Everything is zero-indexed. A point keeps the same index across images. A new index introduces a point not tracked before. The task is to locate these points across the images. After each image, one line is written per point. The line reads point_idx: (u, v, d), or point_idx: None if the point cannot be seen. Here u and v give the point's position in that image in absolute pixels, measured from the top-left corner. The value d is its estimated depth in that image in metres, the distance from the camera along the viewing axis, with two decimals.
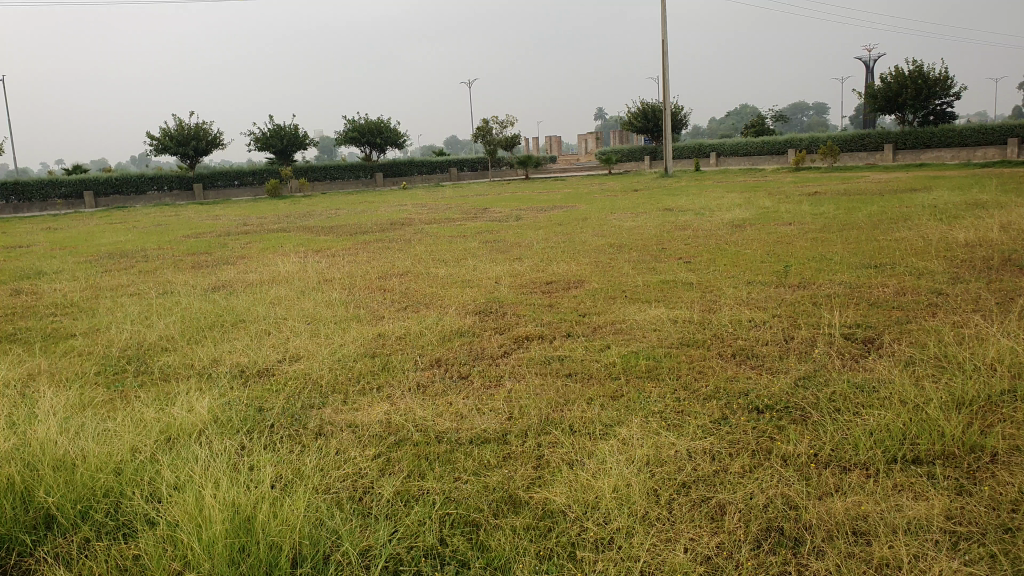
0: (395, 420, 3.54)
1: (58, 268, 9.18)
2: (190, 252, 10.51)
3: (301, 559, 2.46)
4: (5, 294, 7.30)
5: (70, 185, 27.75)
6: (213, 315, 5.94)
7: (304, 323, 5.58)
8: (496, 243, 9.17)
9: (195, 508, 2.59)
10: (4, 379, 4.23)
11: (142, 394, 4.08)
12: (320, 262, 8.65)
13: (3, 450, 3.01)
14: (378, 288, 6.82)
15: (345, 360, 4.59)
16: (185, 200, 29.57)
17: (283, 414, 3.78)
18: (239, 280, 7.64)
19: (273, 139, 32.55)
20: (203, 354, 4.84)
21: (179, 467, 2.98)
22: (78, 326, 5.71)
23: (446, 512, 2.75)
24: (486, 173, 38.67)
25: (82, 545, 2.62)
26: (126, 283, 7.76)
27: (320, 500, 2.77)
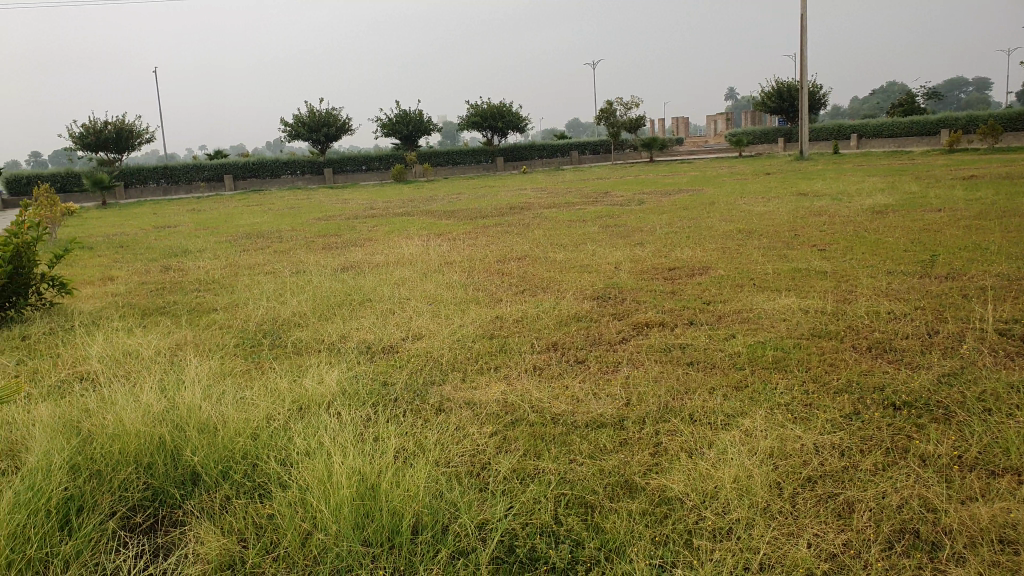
0: (513, 400, 3.58)
1: (202, 246, 9.88)
2: (321, 234, 11.02)
3: (420, 528, 2.54)
4: (157, 270, 7.92)
5: (213, 170, 29.79)
6: (341, 294, 6.21)
7: (426, 304, 5.73)
8: (617, 228, 9.05)
9: (322, 474, 2.71)
10: (156, 348, 4.60)
11: (277, 366, 4.33)
12: (441, 245, 8.86)
13: (155, 411, 3.26)
14: (497, 271, 6.89)
15: (465, 341, 4.68)
16: (316, 184, 31.03)
17: (405, 389, 3.90)
18: (365, 261, 7.95)
19: (398, 126, 33.54)
20: (332, 330, 5.07)
21: (309, 436, 3.13)
22: (220, 302, 6.12)
23: (562, 492, 2.75)
24: (609, 156, 38.10)
25: (222, 501, 2.80)
26: (262, 262, 8.24)
27: (438, 472, 2.84)
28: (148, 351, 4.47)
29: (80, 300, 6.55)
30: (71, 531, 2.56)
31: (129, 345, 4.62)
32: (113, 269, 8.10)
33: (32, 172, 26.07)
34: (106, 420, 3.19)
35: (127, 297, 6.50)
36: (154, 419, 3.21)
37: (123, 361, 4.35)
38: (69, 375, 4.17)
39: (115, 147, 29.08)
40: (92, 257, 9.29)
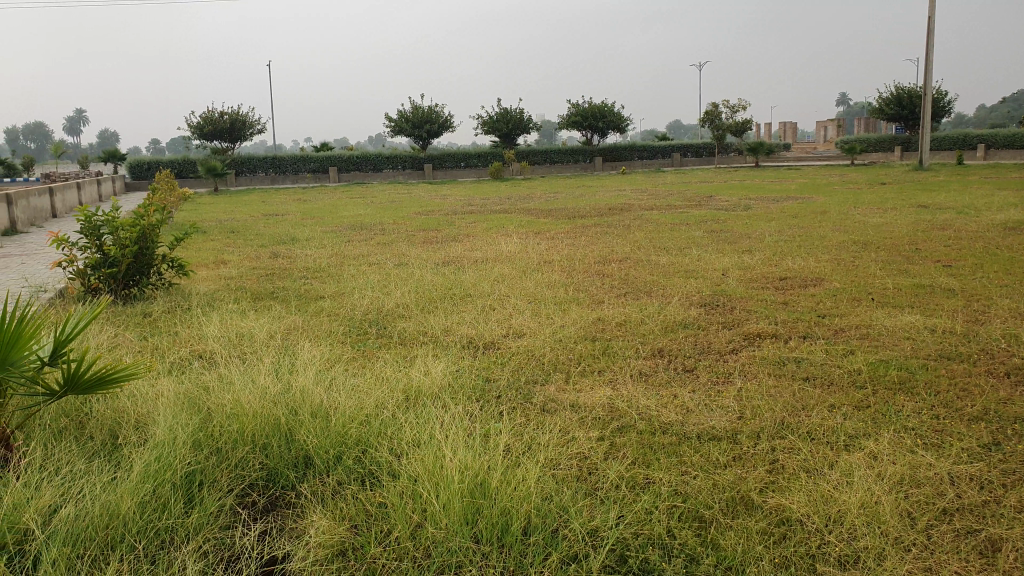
0: (619, 405, 3.51)
1: (308, 235, 10.21)
2: (421, 228, 11.23)
3: (530, 529, 2.51)
4: (266, 256, 8.22)
5: (317, 161, 30.85)
6: (443, 288, 6.27)
7: (526, 302, 5.72)
8: (723, 234, 8.80)
9: (434, 466, 2.72)
10: (269, 332, 4.75)
11: (383, 355, 4.41)
12: (540, 243, 8.87)
13: (271, 393, 3.36)
14: (598, 272, 6.82)
15: (567, 341, 4.64)
16: (414, 178, 31.64)
17: (509, 386, 3.90)
18: (466, 256, 8.04)
19: (497, 124, 33.85)
20: (435, 323, 5.13)
21: (418, 427, 3.16)
22: (327, 290, 6.28)
23: (674, 504, 2.67)
24: (711, 159, 37.14)
25: (334, 486, 2.85)
26: (366, 253, 8.45)
27: (547, 474, 2.81)
28: (261, 334, 4.63)
29: (196, 282, 6.87)
30: (194, 503, 2.64)
31: (243, 328, 4.79)
32: (226, 254, 8.46)
33: (152, 158, 27.63)
34: (226, 399, 3.30)
35: (240, 281, 6.77)
36: (270, 402, 3.30)
37: (238, 343, 4.51)
38: (188, 352, 4.35)
39: (228, 137, 30.52)
40: (207, 241, 9.73)
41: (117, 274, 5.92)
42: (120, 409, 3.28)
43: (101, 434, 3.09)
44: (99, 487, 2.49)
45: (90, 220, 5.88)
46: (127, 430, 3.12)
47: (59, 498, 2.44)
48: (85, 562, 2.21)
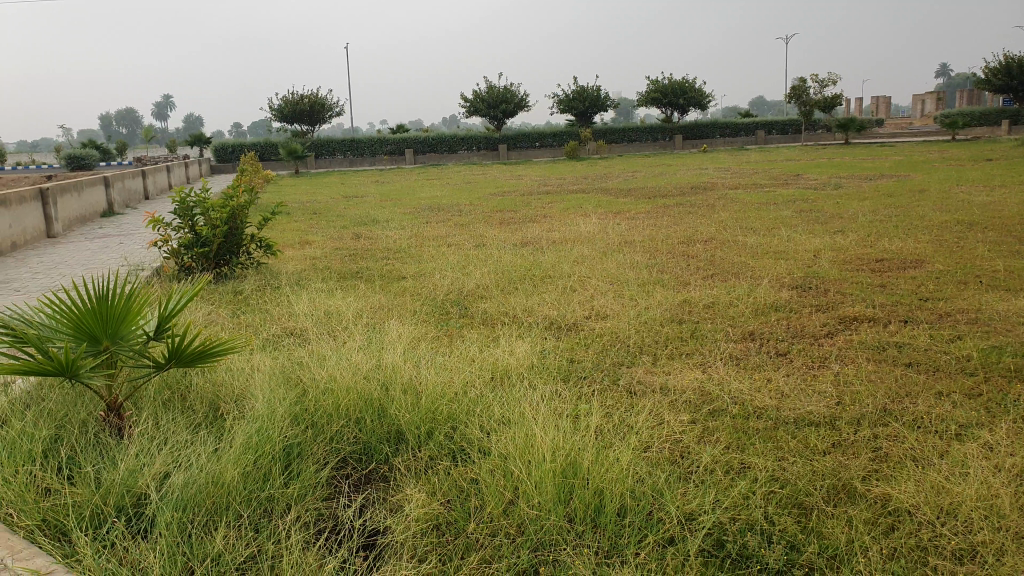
0: (711, 389, 3.44)
1: (389, 216, 10.37)
2: (499, 209, 11.25)
3: (626, 510, 2.48)
4: (349, 237, 8.37)
5: (394, 143, 31.23)
6: (524, 269, 6.27)
7: (609, 284, 5.65)
8: (813, 214, 8.49)
9: (525, 445, 2.71)
10: (356, 311, 4.84)
11: (467, 335, 4.44)
12: (621, 224, 8.75)
13: (363, 370, 3.42)
14: (683, 254, 6.69)
15: (653, 323, 4.57)
16: (490, 159, 31.70)
17: (596, 368, 3.87)
18: (545, 237, 8.01)
19: (573, 102, 33.62)
20: (517, 304, 5.13)
21: (507, 406, 3.16)
22: (409, 270, 6.36)
23: (772, 490, 2.59)
24: (797, 137, 35.83)
25: (426, 461, 2.88)
26: (445, 234, 8.52)
27: (640, 456, 2.77)
28: (349, 312, 4.71)
29: (283, 262, 7.05)
30: (293, 475, 2.70)
31: (331, 306, 4.89)
32: (310, 235, 8.66)
33: (235, 142, 28.50)
34: (319, 375, 3.37)
35: (325, 261, 6.92)
36: (362, 378, 3.35)
37: (327, 320, 4.61)
38: (280, 329, 4.47)
39: (307, 120, 31.26)
40: (291, 222, 9.99)
41: (208, 253, 6.13)
42: (218, 382, 3.39)
43: (202, 406, 3.19)
44: (205, 456, 2.57)
45: (184, 202, 6.08)
46: (227, 403, 3.22)
47: (168, 465, 2.53)
48: (195, 527, 2.29)
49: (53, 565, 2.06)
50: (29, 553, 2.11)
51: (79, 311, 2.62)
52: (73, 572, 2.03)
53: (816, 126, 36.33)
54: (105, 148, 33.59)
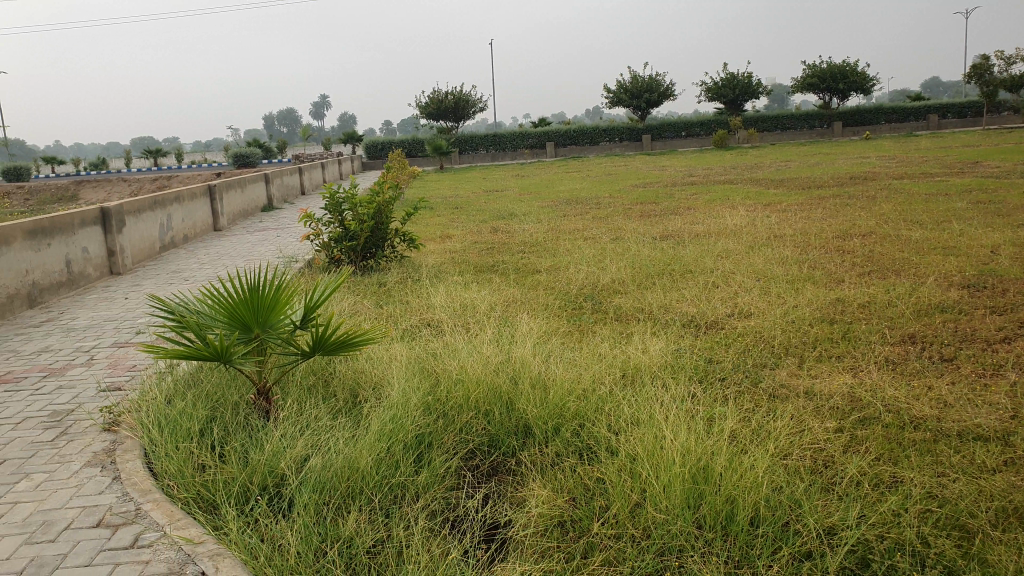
0: (862, 395, 3.23)
1: (527, 209, 10.48)
2: (639, 202, 11.06)
3: (759, 520, 2.36)
4: (487, 231, 8.52)
5: (536, 137, 31.50)
6: (662, 264, 6.12)
7: (754, 280, 5.41)
8: (991, 205, 7.72)
9: (653, 446, 2.63)
10: (490, 304, 4.91)
11: (601, 330, 4.40)
12: (769, 216, 8.36)
13: (494, 363, 3.45)
14: (837, 249, 6.28)
15: (799, 323, 4.34)
16: (632, 150, 31.28)
17: (735, 369, 3.72)
18: (687, 230, 7.78)
19: (722, 90, 32.50)
20: (654, 300, 5.02)
21: (638, 405, 3.09)
22: (544, 264, 6.37)
23: (928, 508, 2.38)
24: (976, 121, 32.64)
25: (553, 457, 2.87)
26: (584, 227, 8.47)
27: (778, 463, 2.63)
28: (483, 305, 4.80)
29: (424, 255, 7.29)
30: (422, 463, 2.77)
31: (466, 299, 5.00)
32: (451, 228, 8.90)
33: (386, 139, 29.80)
34: (452, 366, 3.44)
35: (464, 254, 7.08)
36: (493, 370, 3.40)
37: (462, 313, 4.72)
38: (418, 320, 4.62)
39: (452, 117, 32.20)
40: (434, 216, 10.32)
41: (356, 247, 6.42)
42: (359, 369, 3.55)
43: (343, 393, 3.36)
44: (342, 441, 2.69)
45: (334, 198, 6.42)
46: (365, 390, 3.37)
47: (309, 448, 2.67)
48: (329, 509, 2.40)
49: (204, 536, 2.24)
50: (185, 523, 2.31)
51: (234, 300, 2.81)
52: (221, 544, 2.19)
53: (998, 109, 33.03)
54: (269, 146, 36.12)
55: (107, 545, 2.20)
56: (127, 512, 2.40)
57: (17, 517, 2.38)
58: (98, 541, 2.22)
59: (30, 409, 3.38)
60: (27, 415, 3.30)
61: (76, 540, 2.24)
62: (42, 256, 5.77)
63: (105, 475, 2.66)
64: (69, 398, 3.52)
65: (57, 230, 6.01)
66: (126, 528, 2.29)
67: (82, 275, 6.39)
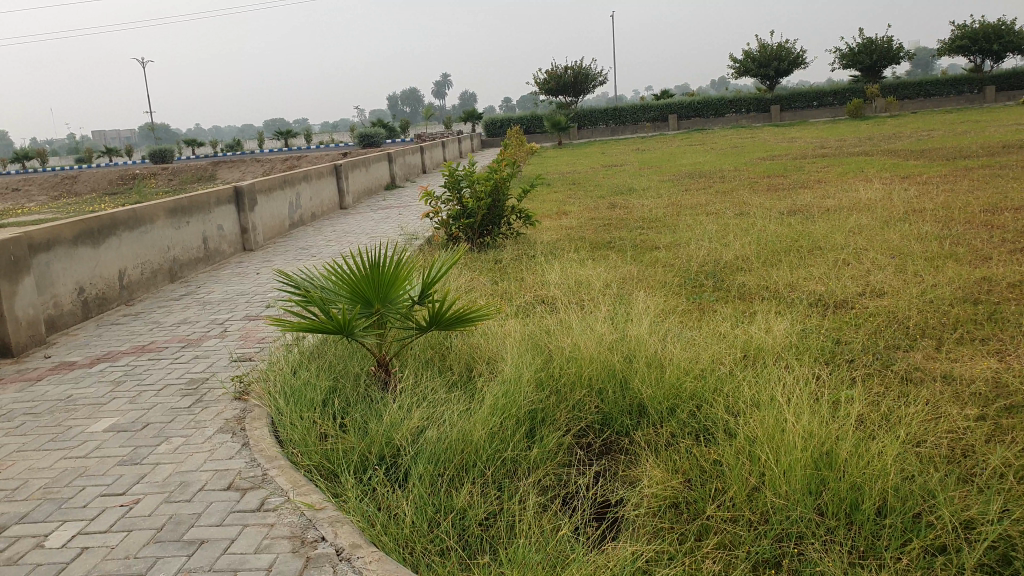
0: (1010, 380, 3.01)
1: (646, 185, 10.29)
2: (765, 175, 10.62)
3: (888, 510, 2.24)
4: (605, 207, 8.43)
5: (658, 109, 30.76)
6: (788, 240, 5.85)
7: (889, 257, 5.08)
8: None
9: (774, 429, 2.52)
10: (606, 281, 4.87)
11: (721, 309, 4.27)
12: (907, 189, 7.82)
13: (609, 340, 3.42)
14: (983, 224, 5.80)
15: (939, 303, 4.05)
16: (759, 122, 29.99)
17: (865, 350, 3.52)
18: (816, 205, 7.39)
19: (859, 56, 30.47)
20: (778, 277, 4.81)
21: (757, 387, 2.97)
22: (663, 240, 6.24)
23: None
24: None
25: (667, 437, 2.82)
26: (705, 202, 8.23)
27: (909, 450, 2.47)
28: (598, 283, 4.76)
29: (541, 231, 7.31)
30: (535, 438, 2.80)
31: (581, 276, 4.97)
32: (569, 205, 8.88)
33: (506, 116, 30.02)
34: (565, 343, 3.44)
35: (581, 231, 7.03)
36: (606, 348, 3.36)
37: (577, 290, 4.70)
38: (533, 297, 4.64)
39: (571, 92, 31.95)
40: (552, 192, 10.33)
41: (473, 224, 6.53)
42: (474, 344, 3.61)
43: (459, 366, 3.44)
44: (457, 415, 2.75)
45: (453, 175, 6.58)
46: (480, 364, 3.43)
47: (424, 421, 2.75)
48: (444, 481, 2.46)
49: (325, 503, 2.36)
50: (306, 489, 2.45)
51: (356, 276, 2.92)
52: (339, 511, 2.30)
53: None
54: (392, 126, 37.13)
55: (237, 507, 2.37)
56: (254, 476, 2.57)
57: (158, 477, 2.60)
58: (229, 502, 2.39)
59: (170, 377, 3.68)
60: (167, 382, 3.60)
61: (210, 500, 2.41)
62: (183, 233, 6.23)
63: (235, 441, 2.86)
64: (205, 367, 3.80)
65: (195, 209, 6.47)
66: (254, 491, 2.46)
67: (217, 251, 6.85)
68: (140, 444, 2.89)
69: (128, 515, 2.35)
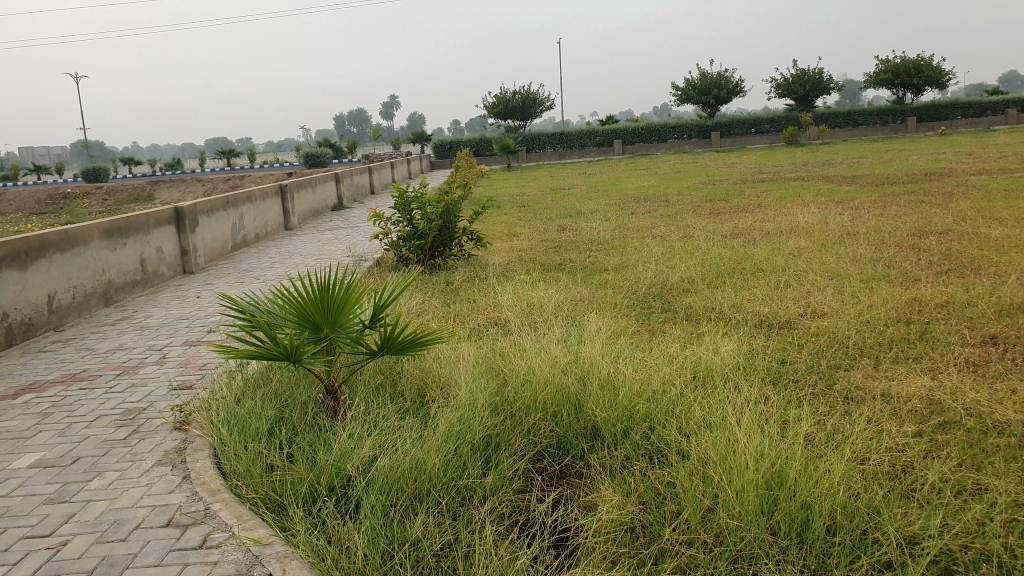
0: (943, 398, 3.13)
1: (593, 208, 10.43)
2: (708, 199, 10.88)
3: (837, 529, 2.28)
4: (554, 229, 8.50)
5: (604, 135, 31.30)
6: (732, 262, 5.98)
7: (827, 278, 5.25)
8: None
9: (725, 450, 2.55)
10: (558, 303, 4.89)
11: (670, 331, 4.33)
12: (842, 213, 8.12)
13: (562, 362, 3.43)
14: (913, 247, 6.05)
15: (875, 323, 4.19)
16: (701, 148, 30.77)
17: (808, 370, 3.62)
18: (757, 228, 7.59)
19: (792, 85, 31.59)
20: (723, 299, 4.91)
21: (709, 409, 3.01)
22: (611, 262, 6.32)
23: (1013, 518, 2.29)
24: None
25: (621, 460, 2.83)
26: (651, 225, 8.38)
27: (855, 468, 2.53)
28: (550, 304, 4.78)
29: (492, 253, 7.33)
30: (490, 465, 2.78)
31: (533, 298, 4.98)
32: (518, 227, 8.93)
33: (454, 139, 30.12)
34: (519, 367, 3.43)
35: (530, 253, 7.07)
36: (559, 371, 3.37)
37: (529, 312, 4.71)
38: (485, 319, 4.64)
39: (519, 116, 32.28)
40: (501, 214, 10.38)
41: (424, 246, 6.50)
42: (426, 369, 3.57)
43: (411, 392, 3.40)
44: (410, 442, 2.71)
45: (403, 197, 6.54)
46: (432, 390, 3.40)
47: (376, 449, 2.70)
48: (398, 511, 2.41)
49: (272, 538, 2.28)
50: (252, 524, 2.36)
51: (305, 299, 2.86)
52: (288, 546, 2.23)
53: None
54: (338, 147, 36.86)
55: (176, 545, 2.27)
56: (195, 512, 2.47)
57: (89, 516, 2.48)
58: (167, 541, 2.30)
59: (104, 407, 3.53)
60: (100, 413, 3.45)
61: (147, 539, 2.31)
62: (119, 256, 6.04)
63: (175, 474, 2.76)
64: (142, 397, 3.66)
65: (133, 230, 6.28)
66: (195, 528, 2.37)
67: (156, 274, 6.66)
68: (70, 480, 2.76)
69: (54, 558, 2.24)
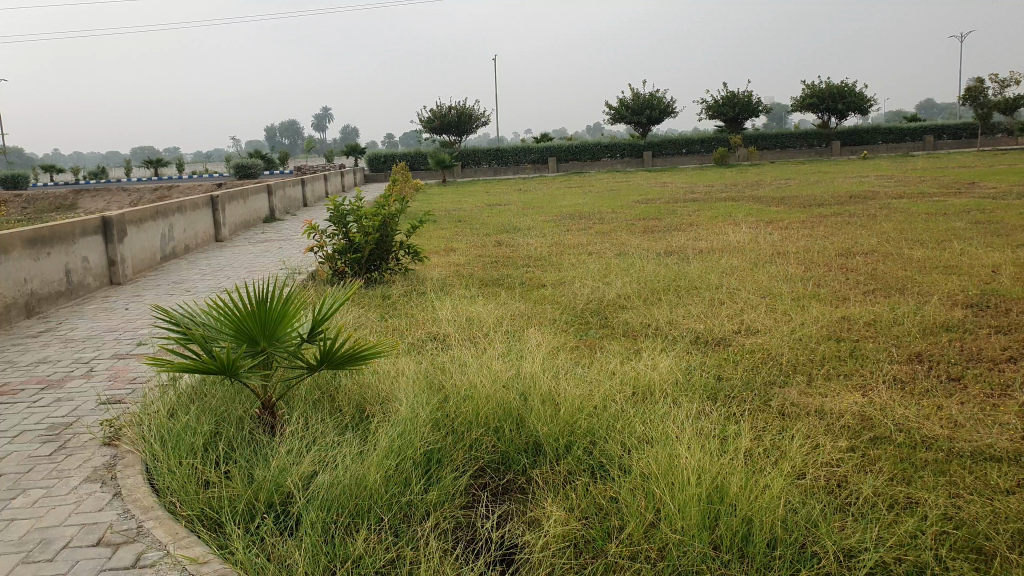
0: (873, 413, 3.26)
1: (530, 224, 10.51)
2: (642, 217, 11.11)
3: (777, 543, 2.33)
4: (491, 245, 8.53)
5: (539, 152, 31.65)
6: (667, 279, 6.12)
7: (760, 296, 5.42)
8: (989, 227, 8.18)
9: (668, 465, 2.58)
10: (497, 318, 4.89)
11: (608, 346, 4.38)
12: (772, 233, 8.42)
13: (504, 377, 3.42)
14: (840, 266, 6.32)
15: (807, 341, 4.34)
16: (634, 166, 31.40)
17: (745, 386, 3.71)
18: (691, 246, 7.80)
19: (723, 108, 32.64)
20: (660, 315, 5.00)
21: (650, 423, 3.05)
22: (549, 278, 6.37)
23: (944, 530, 2.40)
24: (970, 142, 32.80)
25: (565, 475, 2.83)
26: (588, 242, 8.50)
27: (793, 483, 2.60)
28: (490, 319, 4.78)
29: (430, 268, 7.29)
30: (432, 480, 2.74)
31: (473, 313, 4.97)
32: (455, 242, 8.90)
33: (389, 152, 29.92)
34: (461, 382, 3.41)
35: (469, 268, 7.06)
36: (502, 386, 3.36)
37: (469, 326, 4.70)
38: (424, 334, 4.60)
39: (455, 131, 32.32)
40: (439, 229, 10.35)
41: (360, 259, 6.42)
42: (366, 384, 3.51)
43: (350, 407, 3.33)
44: (350, 458, 2.65)
45: (339, 210, 6.45)
46: (372, 405, 3.34)
47: (316, 465, 2.62)
48: (339, 529, 2.35)
49: (209, 556, 2.18)
50: (189, 542, 2.26)
51: (241, 312, 2.76)
52: (226, 564, 2.14)
53: (997, 130, 33.33)
54: (268, 158, 36.13)
55: (107, 564, 2.15)
56: (128, 530, 2.35)
57: (13, 535, 2.33)
58: (98, 561, 2.18)
59: (26, 422, 3.33)
60: (24, 428, 3.26)
61: (77, 559, 2.19)
62: (42, 265, 5.75)
63: (105, 491, 2.62)
64: (68, 412, 3.47)
65: (57, 239, 5.99)
66: (128, 547, 2.25)
67: (81, 284, 6.35)
68: None
69: None
